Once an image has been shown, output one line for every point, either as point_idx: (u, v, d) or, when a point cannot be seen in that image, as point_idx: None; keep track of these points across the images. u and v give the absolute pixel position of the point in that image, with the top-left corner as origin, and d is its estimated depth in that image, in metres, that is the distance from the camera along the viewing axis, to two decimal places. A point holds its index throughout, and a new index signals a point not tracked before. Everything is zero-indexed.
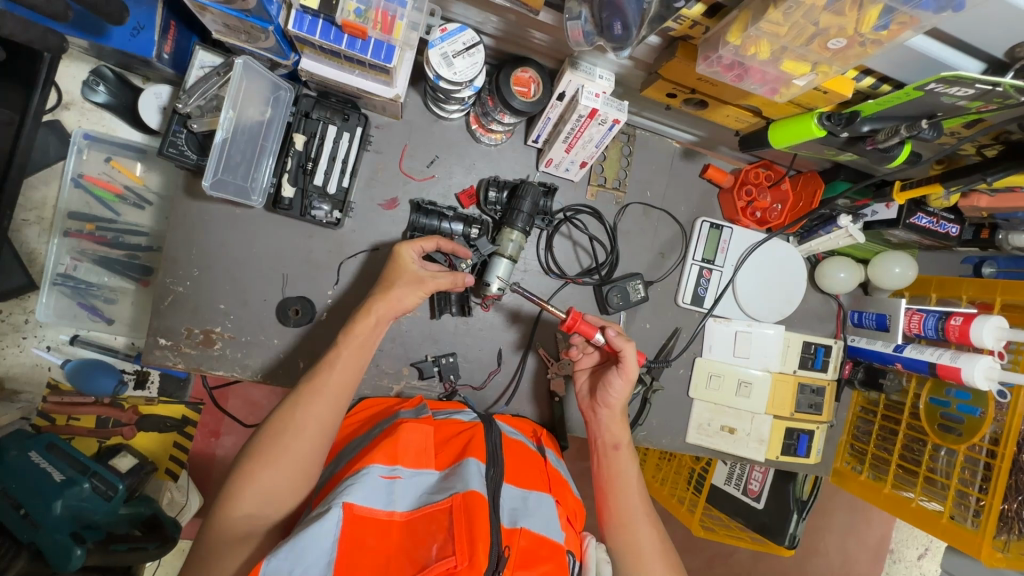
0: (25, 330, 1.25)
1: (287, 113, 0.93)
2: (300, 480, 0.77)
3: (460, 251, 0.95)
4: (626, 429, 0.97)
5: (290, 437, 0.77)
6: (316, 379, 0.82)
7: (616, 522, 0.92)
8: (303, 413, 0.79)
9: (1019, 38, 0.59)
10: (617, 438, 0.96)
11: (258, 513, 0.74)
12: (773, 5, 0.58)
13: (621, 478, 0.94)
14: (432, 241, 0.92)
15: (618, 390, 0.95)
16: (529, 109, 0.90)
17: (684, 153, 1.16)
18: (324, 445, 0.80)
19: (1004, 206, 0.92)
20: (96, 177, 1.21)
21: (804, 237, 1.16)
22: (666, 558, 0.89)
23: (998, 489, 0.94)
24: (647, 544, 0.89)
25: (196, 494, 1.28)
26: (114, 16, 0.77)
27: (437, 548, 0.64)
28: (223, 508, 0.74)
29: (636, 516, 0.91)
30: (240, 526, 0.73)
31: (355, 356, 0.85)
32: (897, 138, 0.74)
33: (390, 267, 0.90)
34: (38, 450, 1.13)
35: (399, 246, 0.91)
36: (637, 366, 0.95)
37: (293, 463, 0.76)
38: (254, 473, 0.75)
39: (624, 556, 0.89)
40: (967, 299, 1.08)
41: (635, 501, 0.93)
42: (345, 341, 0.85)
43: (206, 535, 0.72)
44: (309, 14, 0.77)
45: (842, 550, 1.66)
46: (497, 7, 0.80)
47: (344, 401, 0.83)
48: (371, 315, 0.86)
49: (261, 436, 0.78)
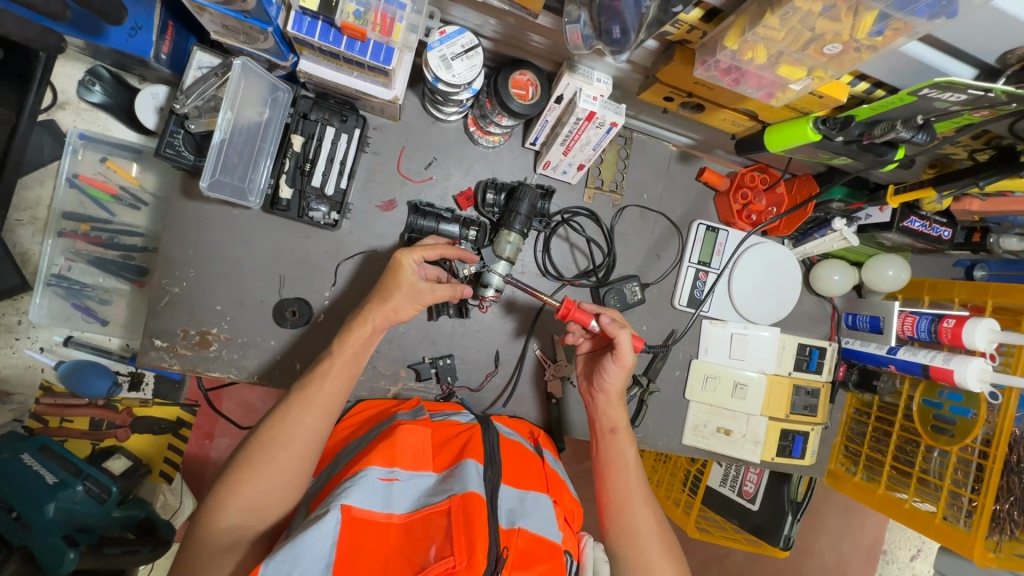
0: (18, 331, 1.23)
1: (284, 114, 0.93)
2: (288, 490, 0.77)
3: (467, 256, 0.92)
4: (622, 412, 0.97)
5: (279, 449, 0.77)
6: (309, 389, 0.82)
7: (613, 512, 0.92)
8: (293, 423, 0.79)
9: (1009, 46, 0.60)
10: (614, 423, 0.97)
11: (245, 524, 0.74)
12: (768, 11, 0.59)
13: (621, 460, 0.95)
14: (434, 250, 0.89)
15: (614, 380, 0.96)
16: (527, 112, 0.91)
17: (680, 156, 1.17)
18: (315, 454, 0.80)
19: (995, 209, 0.93)
20: (92, 177, 1.20)
21: (799, 241, 1.18)
22: (665, 541, 0.89)
23: (990, 489, 0.95)
24: (646, 527, 0.90)
25: (189, 499, 1.31)
26: (111, 15, 0.77)
27: (436, 548, 0.65)
28: (209, 518, 0.73)
29: (633, 498, 0.92)
30: (226, 536, 0.73)
31: (349, 362, 0.85)
32: (893, 133, 0.73)
33: (388, 276, 0.88)
34: (30, 452, 1.13)
35: (399, 254, 0.87)
36: (632, 353, 0.94)
37: (281, 475, 0.76)
38: (240, 485, 0.74)
39: (621, 541, 0.89)
40: (959, 302, 1.09)
41: (635, 483, 0.93)
42: (341, 349, 0.85)
43: (192, 547, 0.72)
44: (308, 15, 0.77)
45: (836, 550, 1.67)
46: (496, 10, 0.81)
47: (337, 410, 0.83)
48: (368, 325, 0.86)
49: (249, 446, 0.78)
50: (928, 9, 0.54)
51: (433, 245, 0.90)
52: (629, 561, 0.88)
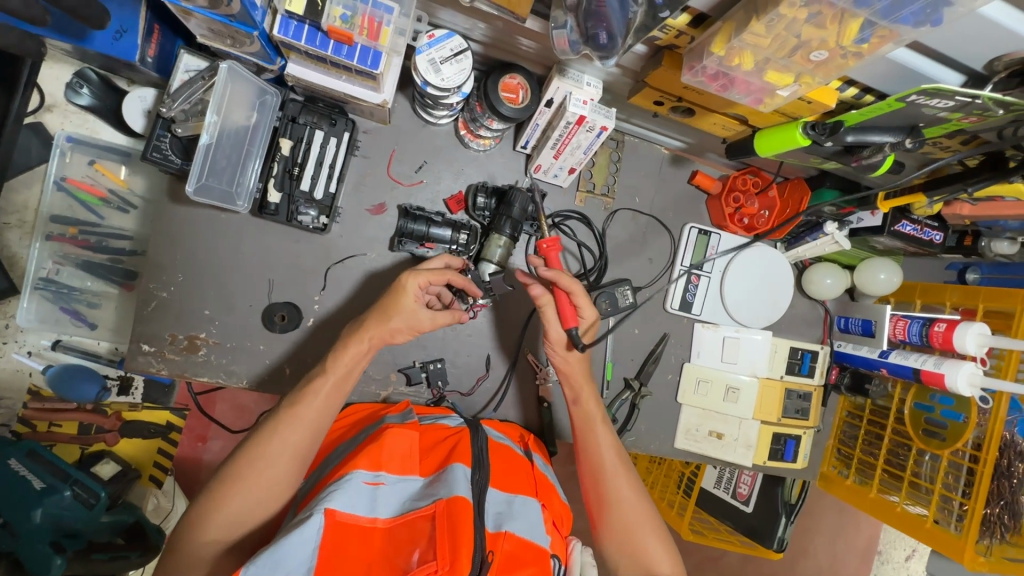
0: (5, 336, 1.22)
1: (273, 117, 0.92)
2: (270, 506, 0.76)
3: (470, 288, 0.90)
4: (586, 381, 0.96)
5: (266, 465, 0.76)
6: (300, 406, 0.80)
7: (592, 483, 0.92)
8: (279, 441, 0.77)
9: (995, 54, 0.60)
10: (577, 393, 0.96)
11: (225, 539, 0.74)
12: (754, 18, 0.58)
13: (590, 430, 0.94)
14: (441, 276, 0.86)
15: (573, 356, 0.94)
16: (516, 116, 0.91)
17: (671, 160, 1.16)
18: (300, 472, 0.79)
19: (986, 213, 0.93)
20: (79, 181, 1.19)
21: (792, 244, 1.17)
22: (643, 504, 0.90)
23: (980, 493, 0.94)
24: (623, 496, 0.90)
25: (181, 500, 1.29)
26: (94, 20, 0.76)
27: (418, 553, 0.64)
28: (192, 532, 0.73)
29: (609, 468, 0.92)
30: (205, 552, 0.72)
31: (342, 380, 0.84)
32: (881, 155, 0.75)
33: (389, 297, 0.85)
34: (18, 457, 1.11)
35: (403, 276, 0.85)
36: (564, 328, 0.92)
37: (266, 490, 0.76)
38: (224, 502, 0.74)
39: (599, 506, 0.91)
40: (951, 305, 1.09)
41: (609, 454, 0.93)
42: (333, 367, 0.83)
43: (174, 558, 0.72)
44: (294, 19, 0.77)
45: (831, 552, 1.67)
46: (484, 14, 0.80)
47: (326, 426, 0.82)
48: (364, 342, 0.85)
49: (234, 461, 0.77)
50: (913, 17, 0.53)
51: (439, 271, 0.87)
52: (612, 529, 0.89)
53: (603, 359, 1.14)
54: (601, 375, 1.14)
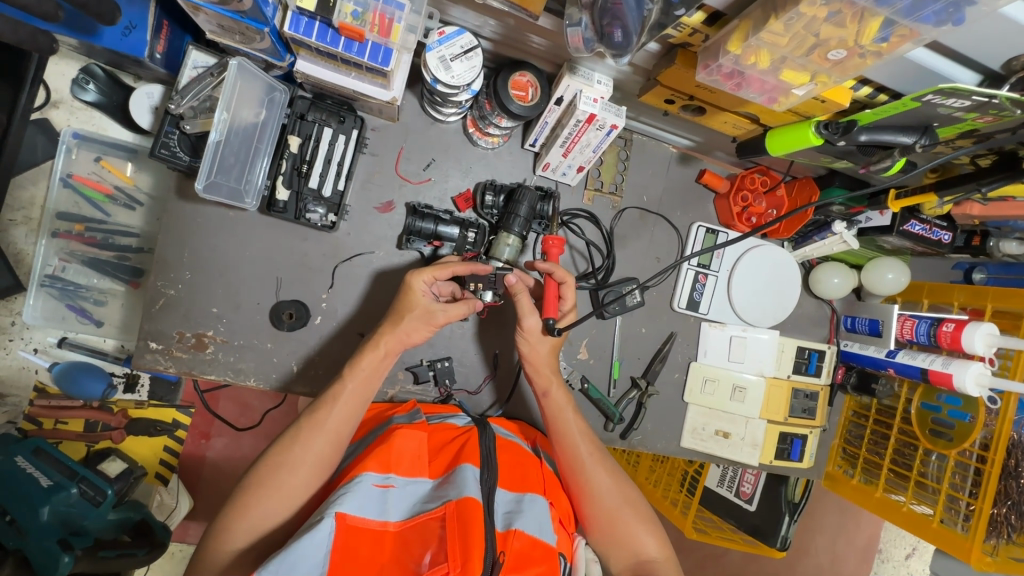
0: (12, 332, 1.22)
1: (281, 114, 0.92)
2: (293, 514, 0.77)
3: (478, 270, 0.91)
4: (553, 374, 0.96)
5: (288, 472, 0.76)
6: (319, 412, 0.81)
7: (571, 477, 0.91)
8: (303, 448, 0.78)
9: (1014, 54, 0.60)
10: (546, 386, 0.96)
11: (251, 548, 0.74)
12: (773, 16, 0.58)
13: (563, 423, 0.94)
14: (445, 270, 0.88)
15: (544, 347, 0.95)
16: (527, 113, 0.90)
17: (679, 158, 1.16)
18: (322, 479, 0.79)
19: (997, 213, 0.92)
20: (86, 177, 1.18)
21: (799, 243, 1.17)
22: (624, 491, 0.90)
23: (988, 493, 0.94)
24: (603, 486, 0.89)
25: (186, 498, 1.29)
26: (105, 16, 0.75)
27: (430, 555, 0.65)
28: (217, 539, 0.73)
29: (586, 458, 0.91)
30: (231, 560, 0.72)
31: (362, 384, 0.85)
32: (890, 160, 0.76)
33: (400, 297, 0.88)
34: (25, 454, 1.12)
35: (410, 275, 0.87)
36: (536, 317, 0.93)
37: (291, 497, 0.76)
38: (250, 509, 0.74)
39: (580, 497, 0.90)
40: (959, 305, 1.09)
41: (582, 444, 0.92)
42: (353, 373, 0.85)
43: (199, 565, 0.73)
44: (305, 15, 0.76)
45: (832, 550, 1.68)
46: (497, 11, 0.80)
47: (348, 434, 0.82)
48: (379, 348, 0.86)
49: (257, 468, 0.78)
50: (934, 15, 0.53)
51: (445, 265, 0.89)
52: (598, 522, 0.88)
53: (610, 358, 1.14)
54: (607, 374, 1.14)
